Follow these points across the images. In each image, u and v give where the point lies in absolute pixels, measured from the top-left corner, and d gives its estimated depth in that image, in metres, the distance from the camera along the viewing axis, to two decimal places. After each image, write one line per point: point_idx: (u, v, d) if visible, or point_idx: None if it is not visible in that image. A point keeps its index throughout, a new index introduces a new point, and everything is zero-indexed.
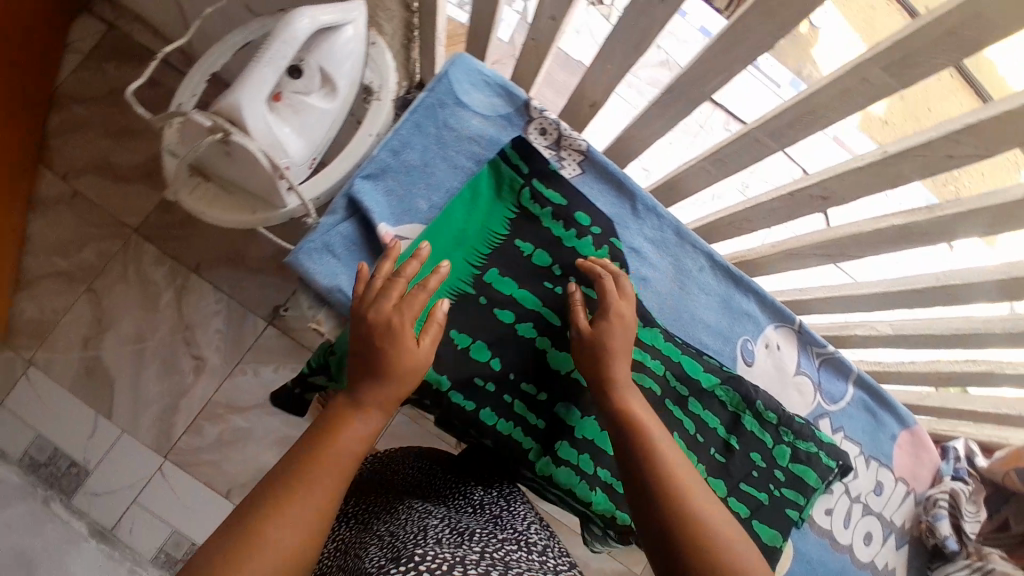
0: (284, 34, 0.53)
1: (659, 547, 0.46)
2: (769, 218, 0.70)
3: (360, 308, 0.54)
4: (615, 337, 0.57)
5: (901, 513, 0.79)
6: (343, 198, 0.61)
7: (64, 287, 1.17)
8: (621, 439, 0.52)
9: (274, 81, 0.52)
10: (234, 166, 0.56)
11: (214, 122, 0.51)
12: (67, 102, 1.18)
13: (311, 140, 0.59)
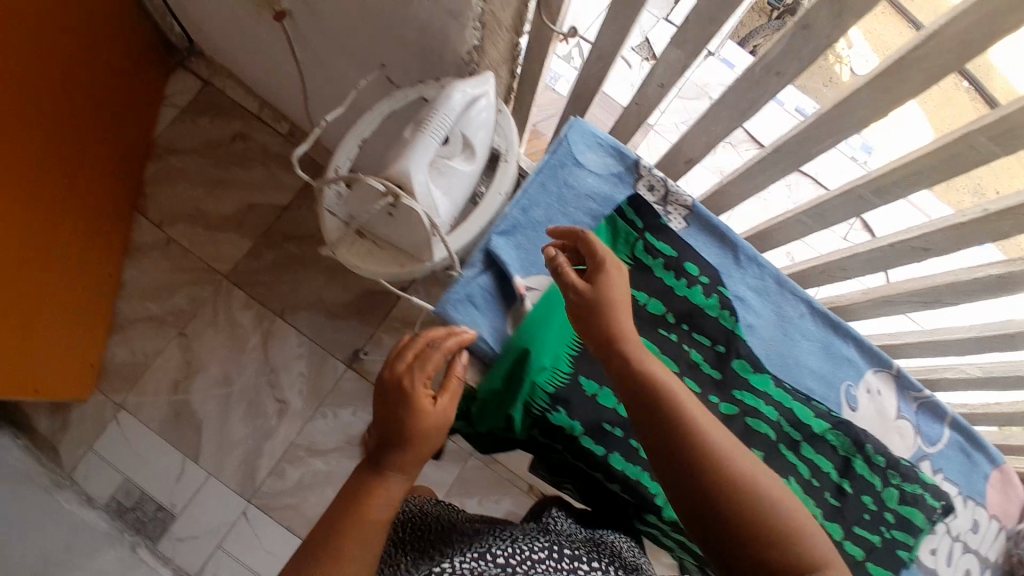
0: (444, 107, 0.60)
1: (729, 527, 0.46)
2: (863, 267, 0.75)
3: (385, 372, 0.59)
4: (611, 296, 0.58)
5: (997, 552, 0.80)
6: (480, 253, 0.68)
7: (155, 331, 1.23)
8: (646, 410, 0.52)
9: (434, 148, 0.59)
10: (392, 224, 0.62)
11: (387, 187, 0.57)
12: (164, 154, 1.26)
13: (454, 199, 0.65)
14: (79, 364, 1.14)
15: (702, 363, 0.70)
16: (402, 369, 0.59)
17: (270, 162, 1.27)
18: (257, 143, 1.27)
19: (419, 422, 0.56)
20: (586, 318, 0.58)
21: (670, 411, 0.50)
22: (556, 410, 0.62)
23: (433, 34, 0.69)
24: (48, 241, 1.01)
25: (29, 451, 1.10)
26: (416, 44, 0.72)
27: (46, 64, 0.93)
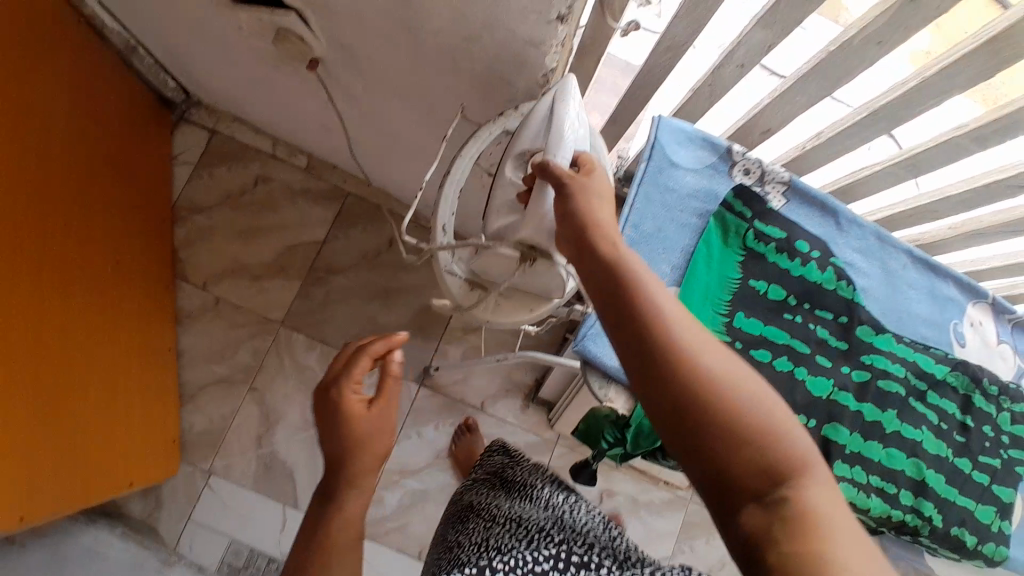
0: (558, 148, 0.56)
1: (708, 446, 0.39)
2: (959, 207, 0.75)
3: (323, 388, 0.56)
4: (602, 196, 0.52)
5: None
6: None
7: (226, 393, 1.21)
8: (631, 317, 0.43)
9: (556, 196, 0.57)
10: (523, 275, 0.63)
11: (522, 253, 0.60)
12: (187, 213, 1.21)
13: None
14: (158, 442, 1.12)
15: (829, 338, 0.70)
16: (332, 378, 0.56)
17: (297, 200, 1.23)
18: (278, 182, 1.23)
19: (354, 430, 0.53)
20: (566, 220, 0.51)
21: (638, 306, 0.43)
22: None
23: (506, 64, 0.65)
24: (103, 330, 0.98)
25: (129, 536, 1.09)
26: (484, 79, 0.69)
27: (58, 156, 0.88)
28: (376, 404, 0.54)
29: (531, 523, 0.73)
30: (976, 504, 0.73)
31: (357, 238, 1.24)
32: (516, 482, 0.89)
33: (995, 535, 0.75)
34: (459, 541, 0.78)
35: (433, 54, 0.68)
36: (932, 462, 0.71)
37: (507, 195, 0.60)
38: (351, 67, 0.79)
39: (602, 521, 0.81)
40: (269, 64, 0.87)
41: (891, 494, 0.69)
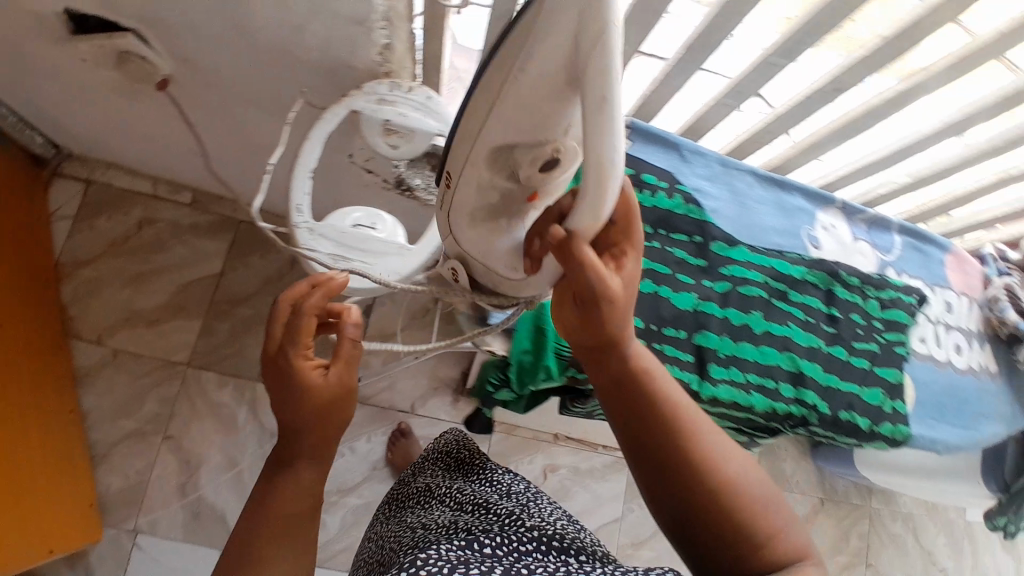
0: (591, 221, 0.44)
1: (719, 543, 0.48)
2: (788, 124, 0.81)
3: (270, 351, 0.52)
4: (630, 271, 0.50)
5: (974, 319, 0.95)
6: None
7: (140, 447, 1.16)
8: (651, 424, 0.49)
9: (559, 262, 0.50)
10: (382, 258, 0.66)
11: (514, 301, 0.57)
12: (72, 269, 1.17)
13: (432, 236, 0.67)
14: (74, 510, 1.06)
15: (687, 258, 0.76)
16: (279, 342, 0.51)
17: (187, 237, 1.21)
18: (164, 222, 1.21)
19: (310, 398, 0.50)
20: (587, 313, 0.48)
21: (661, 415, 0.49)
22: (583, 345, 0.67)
23: (340, 46, 0.68)
24: None
25: None
26: (324, 65, 0.71)
27: None
28: (334, 366, 0.51)
29: (499, 511, 0.70)
30: (861, 388, 0.79)
31: (256, 265, 1.23)
32: (477, 469, 0.85)
33: (890, 414, 0.80)
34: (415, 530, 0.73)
35: (271, 49, 0.70)
36: (805, 352, 0.77)
37: (484, 200, 0.52)
38: (203, 78, 0.80)
39: (565, 515, 0.78)
40: (123, 94, 0.87)
41: (771, 389, 0.74)
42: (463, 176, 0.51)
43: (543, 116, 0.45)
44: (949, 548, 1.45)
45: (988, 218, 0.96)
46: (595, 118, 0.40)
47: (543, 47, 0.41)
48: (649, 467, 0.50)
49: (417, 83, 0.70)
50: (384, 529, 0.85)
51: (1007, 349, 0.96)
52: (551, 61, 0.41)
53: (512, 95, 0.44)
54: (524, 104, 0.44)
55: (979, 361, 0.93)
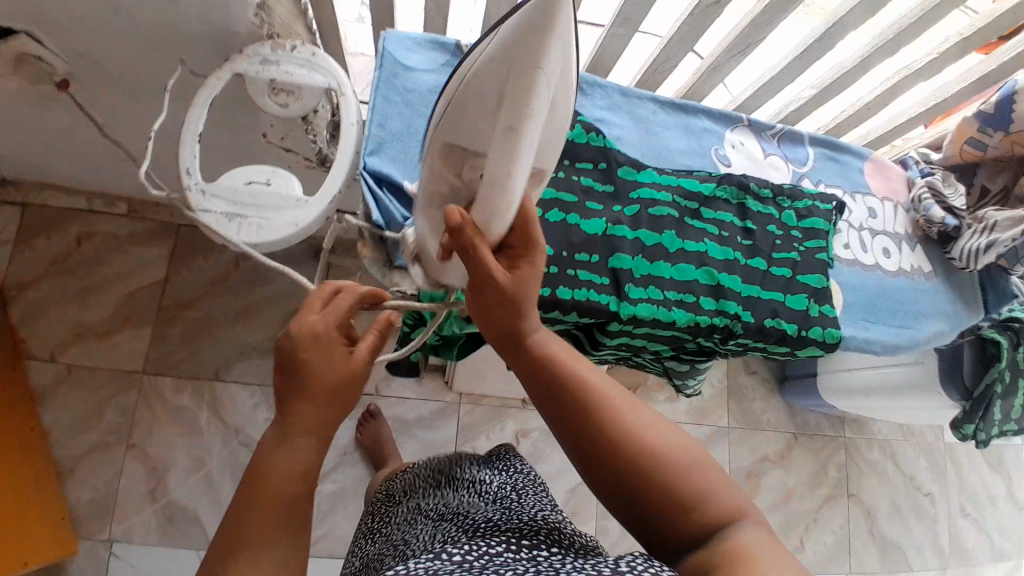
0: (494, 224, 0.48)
1: (647, 516, 0.48)
2: (683, 46, 0.82)
3: (297, 321, 0.47)
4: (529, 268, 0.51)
5: (901, 223, 0.95)
6: (384, 168, 0.69)
7: (104, 459, 1.16)
8: (564, 411, 0.50)
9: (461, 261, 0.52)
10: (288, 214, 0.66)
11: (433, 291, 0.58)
12: (17, 291, 1.18)
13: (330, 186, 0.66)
14: (45, 524, 1.05)
15: (594, 185, 0.76)
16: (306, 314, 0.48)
17: (127, 246, 1.22)
18: (104, 236, 1.22)
19: (332, 375, 0.47)
20: (485, 305, 0.51)
21: (572, 399, 0.50)
22: None
23: (216, 13, 0.69)
24: None
25: None
26: (206, 35, 0.72)
27: None
28: (363, 348, 0.49)
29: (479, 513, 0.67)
30: (784, 295, 0.79)
31: (201, 267, 1.24)
32: (465, 480, 0.79)
33: (819, 318, 0.80)
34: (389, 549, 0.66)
35: (153, 27, 0.71)
36: (722, 265, 0.77)
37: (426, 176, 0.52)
38: (101, 71, 0.81)
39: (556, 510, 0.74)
40: (29, 101, 0.88)
41: (692, 303, 0.75)
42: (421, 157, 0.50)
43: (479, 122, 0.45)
44: (932, 471, 1.45)
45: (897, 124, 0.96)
46: (507, 136, 0.43)
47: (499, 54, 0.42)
48: (571, 449, 0.50)
49: (303, 43, 0.72)
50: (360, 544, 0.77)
51: (942, 249, 0.95)
52: (495, 76, 0.43)
53: (470, 95, 0.45)
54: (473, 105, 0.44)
55: (913, 264, 0.93)
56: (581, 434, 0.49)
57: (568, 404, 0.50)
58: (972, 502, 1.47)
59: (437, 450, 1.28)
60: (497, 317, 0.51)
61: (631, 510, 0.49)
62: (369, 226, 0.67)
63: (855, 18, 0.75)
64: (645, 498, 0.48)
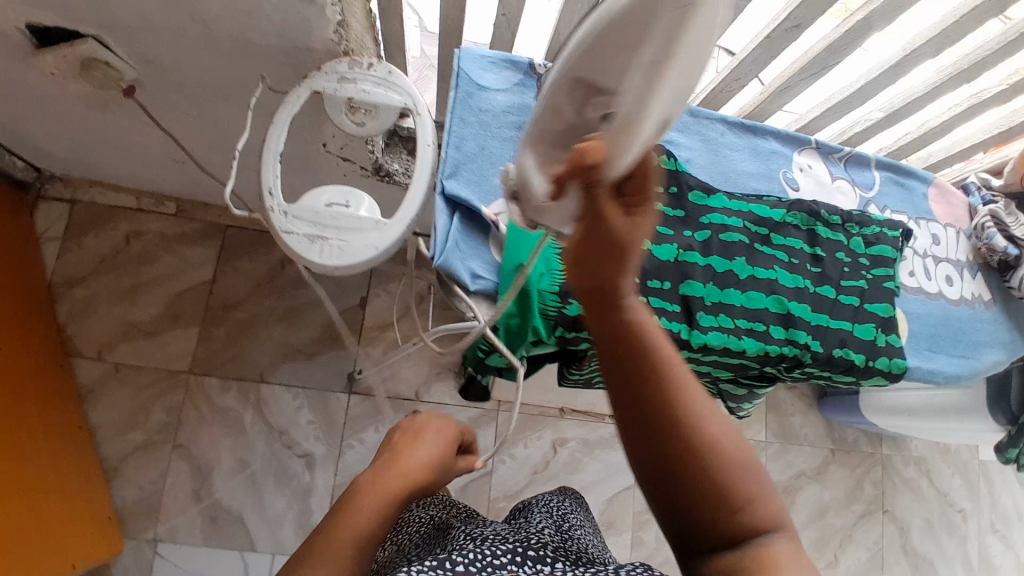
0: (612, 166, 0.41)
1: (688, 513, 0.39)
2: (755, 68, 0.81)
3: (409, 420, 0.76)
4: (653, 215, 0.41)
5: (962, 251, 0.93)
6: (460, 191, 0.69)
7: (150, 458, 1.17)
8: (634, 379, 0.40)
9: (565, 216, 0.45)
10: (366, 235, 0.66)
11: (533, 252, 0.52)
12: (67, 288, 1.19)
13: (408, 207, 0.66)
14: (93, 523, 1.07)
15: (665, 210, 0.76)
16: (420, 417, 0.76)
17: (174, 246, 1.23)
18: (152, 235, 1.23)
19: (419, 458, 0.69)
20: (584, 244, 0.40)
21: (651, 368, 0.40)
22: (569, 303, 0.68)
23: (295, 29, 0.68)
24: None
25: None
26: (282, 50, 0.72)
27: None
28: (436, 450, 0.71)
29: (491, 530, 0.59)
30: (852, 324, 0.79)
31: (246, 268, 1.25)
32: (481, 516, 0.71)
33: (885, 348, 0.80)
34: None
35: (230, 42, 0.71)
36: (793, 293, 0.77)
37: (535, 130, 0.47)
38: (169, 81, 0.81)
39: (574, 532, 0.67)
40: (94, 107, 0.88)
41: (762, 332, 0.74)
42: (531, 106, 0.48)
43: (613, 63, 0.41)
44: (966, 489, 1.45)
45: (961, 149, 0.94)
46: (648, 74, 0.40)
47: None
48: (627, 422, 0.40)
49: (379, 61, 0.71)
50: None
51: (1000, 277, 0.93)
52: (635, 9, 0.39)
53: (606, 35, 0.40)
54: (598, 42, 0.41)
55: (974, 292, 0.91)
56: (649, 408, 0.40)
57: (644, 371, 0.40)
58: (1005, 521, 1.46)
59: (476, 456, 1.28)
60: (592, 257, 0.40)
61: (671, 504, 0.39)
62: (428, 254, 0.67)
63: (936, 45, 0.73)
64: (692, 492, 0.39)
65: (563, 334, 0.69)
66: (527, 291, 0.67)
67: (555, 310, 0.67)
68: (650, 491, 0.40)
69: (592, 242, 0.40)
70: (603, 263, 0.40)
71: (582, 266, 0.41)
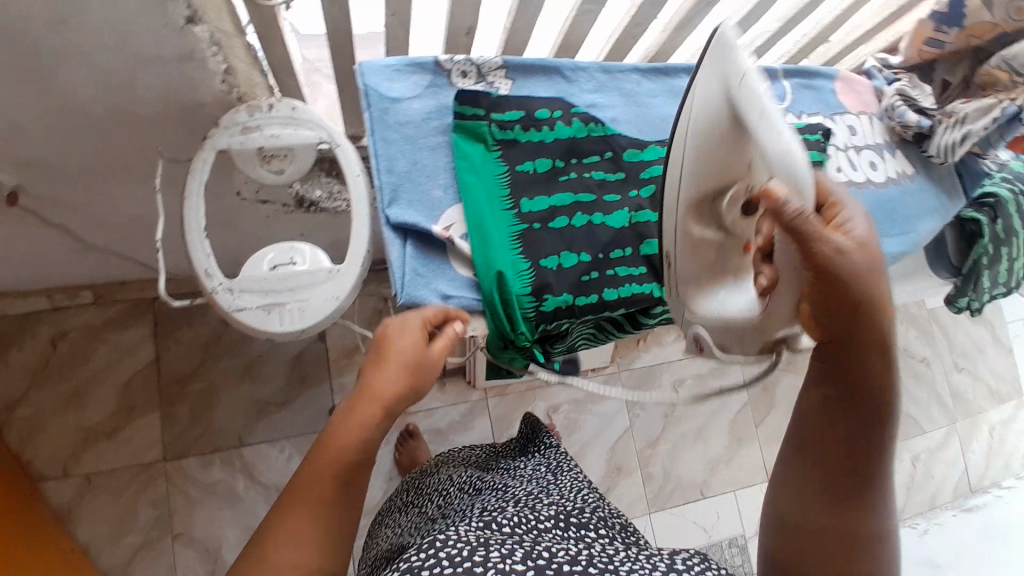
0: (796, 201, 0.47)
1: (852, 482, 0.47)
2: (652, 10, 0.81)
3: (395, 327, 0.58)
4: (865, 233, 0.47)
5: (879, 133, 0.96)
6: (405, 214, 0.66)
7: (152, 557, 1.11)
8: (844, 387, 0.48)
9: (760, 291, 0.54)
10: (321, 288, 0.62)
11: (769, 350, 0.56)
12: (4, 413, 1.09)
13: (358, 248, 0.64)
14: None
15: (607, 176, 0.75)
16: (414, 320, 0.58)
17: (104, 336, 1.15)
18: (78, 331, 1.14)
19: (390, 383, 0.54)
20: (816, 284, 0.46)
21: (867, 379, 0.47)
22: (545, 298, 0.66)
23: (179, 90, 0.63)
24: (8, 559, 0.87)
25: None
26: (170, 114, 0.66)
27: None
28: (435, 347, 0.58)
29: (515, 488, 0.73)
30: None
31: (190, 335, 1.18)
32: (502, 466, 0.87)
33: None
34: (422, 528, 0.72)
35: (111, 120, 0.65)
36: None
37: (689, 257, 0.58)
38: (53, 176, 0.73)
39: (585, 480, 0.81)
40: None
41: None
42: (678, 248, 0.58)
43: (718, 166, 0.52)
44: (923, 337, 1.56)
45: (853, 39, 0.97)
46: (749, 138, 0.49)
47: (699, 109, 0.52)
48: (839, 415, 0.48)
49: (279, 99, 0.66)
50: (392, 531, 0.83)
51: (918, 148, 0.97)
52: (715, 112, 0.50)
53: (696, 153, 0.53)
54: (700, 154, 0.52)
55: (897, 170, 0.95)
56: (865, 407, 0.47)
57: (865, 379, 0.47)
58: (961, 355, 1.58)
59: None
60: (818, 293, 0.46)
61: (850, 476, 0.47)
62: (393, 291, 0.65)
63: None
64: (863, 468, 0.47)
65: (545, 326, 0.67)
66: (502, 300, 0.65)
67: (535, 308, 0.66)
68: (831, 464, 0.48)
69: (818, 268, 0.45)
70: (826, 296, 0.46)
71: (817, 300, 0.47)
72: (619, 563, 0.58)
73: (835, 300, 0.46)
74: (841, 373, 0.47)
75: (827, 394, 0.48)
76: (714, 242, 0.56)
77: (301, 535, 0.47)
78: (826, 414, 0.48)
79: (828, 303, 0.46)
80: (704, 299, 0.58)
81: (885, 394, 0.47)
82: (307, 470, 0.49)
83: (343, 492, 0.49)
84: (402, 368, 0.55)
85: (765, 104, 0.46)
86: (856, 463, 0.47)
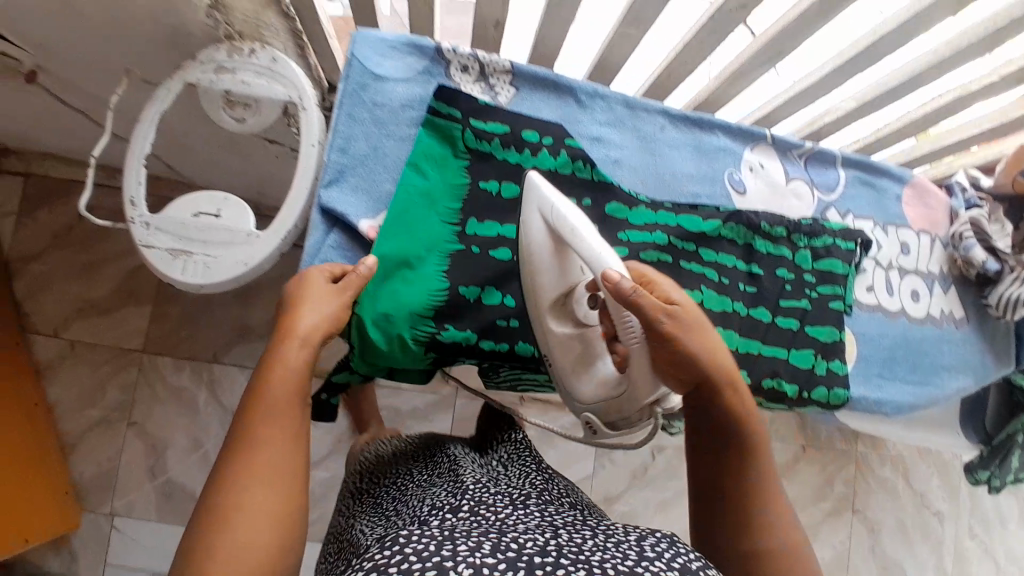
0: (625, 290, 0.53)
1: (737, 514, 0.51)
2: (699, 54, 0.72)
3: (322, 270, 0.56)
4: (683, 299, 0.52)
5: (935, 260, 0.83)
6: (341, 201, 0.63)
7: (107, 435, 1.18)
8: (733, 439, 0.52)
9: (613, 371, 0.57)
10: (230, 249, 0.61)
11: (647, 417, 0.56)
12: (24, 265, 1.18)
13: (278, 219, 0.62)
14: (58, 492, 1.10)
15: None
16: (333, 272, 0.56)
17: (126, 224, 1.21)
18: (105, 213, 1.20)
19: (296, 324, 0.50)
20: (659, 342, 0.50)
21: (742, 425, 0.52)
22: (444, 328, 0.60)
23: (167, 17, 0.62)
24: None
25: None
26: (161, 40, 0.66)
27: None
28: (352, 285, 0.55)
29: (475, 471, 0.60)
30: (788, 351, 0.70)
31: None
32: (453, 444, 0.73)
33: (825, 377, 0.72)
34: (370, 528, 0.59)
35: None
36: (718, 317, 0.67)
37: (566, 353, 0.57)
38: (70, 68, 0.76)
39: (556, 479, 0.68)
40: None
41: None
42: (546, 347, 0.58)
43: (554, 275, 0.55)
44: (946, 491, 1.36)
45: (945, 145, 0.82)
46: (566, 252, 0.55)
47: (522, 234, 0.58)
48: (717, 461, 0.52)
49: (263, 46, 0.64)
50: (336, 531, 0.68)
51: (979, 293, 0.83)
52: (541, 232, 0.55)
53: (535, 265, 0.56)
54: (536, 264, 0.56)
55: (943, 309, 0.81)
56: (732, 450, 0.52)
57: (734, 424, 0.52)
58: (982, 524, 1.38)
59: None
60: (675, 352, 0.50)
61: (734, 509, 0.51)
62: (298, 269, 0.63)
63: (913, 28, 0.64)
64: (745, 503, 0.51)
65: (385, 351, 0.59)
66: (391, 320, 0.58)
67: (392, 318, 0.58)
68: (722, 502, 0.51)
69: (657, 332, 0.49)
70: (683, 356, 0.50)
71: (674, 361, 0.51)
72: (588, 549, 0.44)
73: (683, 356, 0.50)
74: (715, 425, 0.52)
75: (700, 438, 0.54)
76: (575, 339, 0.57)
77: (266, 513, 0.41)
78: (699, 453, 0.54)
79: (693, 365, 0.50)
80: (584, 391, 0.58)
81: (734, 420, 0.52)
82: (249, 424, 0.44)
83: (297, 433, 0.46)
84: (322, 304, 0.52)
85: (578, 222, 0.53)
86: (740, 496, 0.51)
